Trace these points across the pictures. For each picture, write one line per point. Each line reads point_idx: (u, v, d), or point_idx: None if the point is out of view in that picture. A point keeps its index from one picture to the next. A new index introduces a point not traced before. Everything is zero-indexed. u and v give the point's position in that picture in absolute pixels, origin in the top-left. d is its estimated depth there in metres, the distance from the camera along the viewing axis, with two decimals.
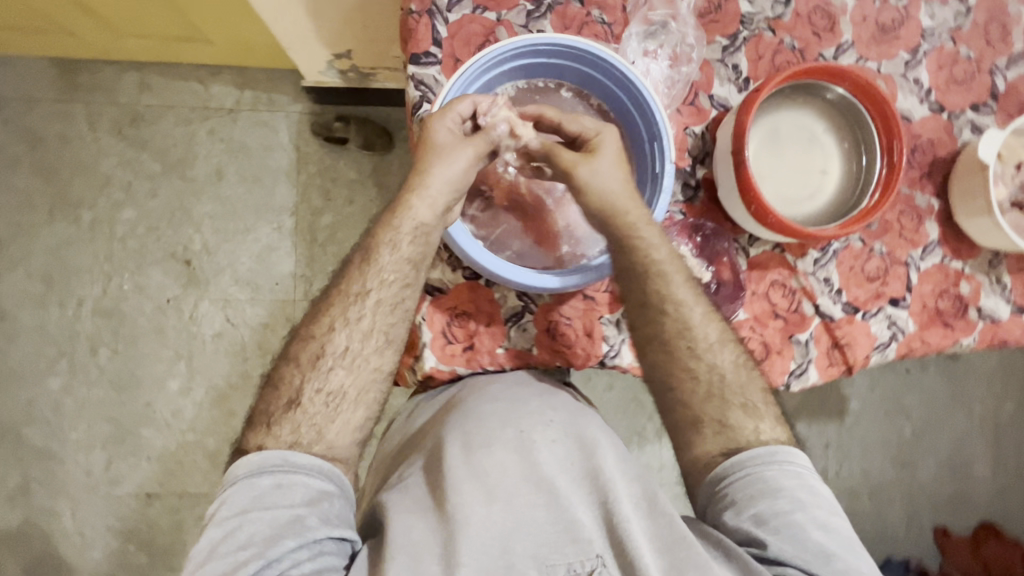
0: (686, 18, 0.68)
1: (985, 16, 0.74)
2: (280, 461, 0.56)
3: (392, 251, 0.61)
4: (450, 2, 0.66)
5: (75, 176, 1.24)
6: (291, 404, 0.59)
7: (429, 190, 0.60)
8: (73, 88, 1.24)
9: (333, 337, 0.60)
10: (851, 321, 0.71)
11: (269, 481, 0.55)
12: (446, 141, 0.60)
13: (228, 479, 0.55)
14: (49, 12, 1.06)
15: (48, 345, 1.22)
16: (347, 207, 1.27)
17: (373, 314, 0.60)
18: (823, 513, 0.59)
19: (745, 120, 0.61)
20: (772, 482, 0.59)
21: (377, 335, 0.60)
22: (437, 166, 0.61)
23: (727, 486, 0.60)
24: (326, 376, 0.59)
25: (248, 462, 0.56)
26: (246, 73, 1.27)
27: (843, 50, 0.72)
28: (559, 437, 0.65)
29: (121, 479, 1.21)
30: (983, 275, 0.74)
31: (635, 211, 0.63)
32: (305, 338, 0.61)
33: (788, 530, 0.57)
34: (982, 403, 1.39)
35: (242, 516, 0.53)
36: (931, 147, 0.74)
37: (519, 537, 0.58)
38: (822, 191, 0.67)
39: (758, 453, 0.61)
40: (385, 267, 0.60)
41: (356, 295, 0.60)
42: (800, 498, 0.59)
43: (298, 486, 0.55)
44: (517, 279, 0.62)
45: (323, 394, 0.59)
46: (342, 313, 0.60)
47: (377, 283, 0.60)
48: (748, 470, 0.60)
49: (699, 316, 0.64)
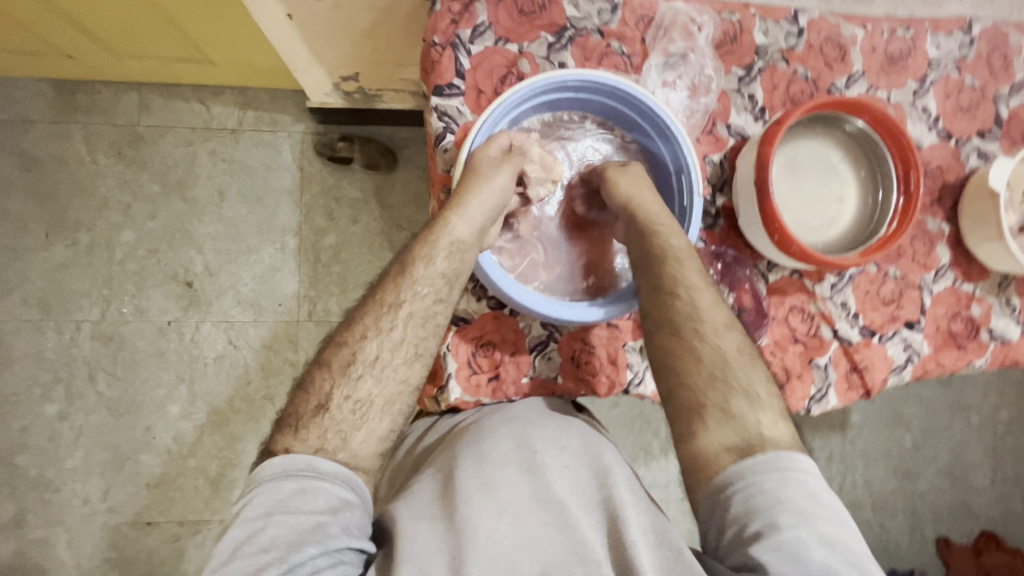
0: (703, 50, 0.70)
1: (987, 46, 0.77)
2: (306, 466, 0.52)
3: (428, 265, 0.59)
4: (473, 34, 0.67)
5: (73, 198, 1.22)
6: (319, 409, 0.55)
7: (468, 210, 0.61)
8: (71, 109, 1.22)
9: (364, 345, 0.57)
10: (868, 344, 0.72)
11: (293, 485, 0.51)
12: (485, 168, 0.62)
13: (253, 479, 0.51)
14: (50, 35, 1.04)
15: (44, 371, 1.19)
16: (350, 226, 1.27)
17: (405, 325, 0.58)
18: (829, 526, 0.50)
19: (768, 151, 0.62)
20: (769, 495, 0.50)
21: (407, 347, 0.58)
22: (477, 191, 0.61)
23: (726, 497, 0.52)
24: (356, 383, 0.56)
25: (273, 465, 0.52)
26: (248, 93, 1.26)
27: (854, 80, 0.74)
28: (575, 458, 0.59)
29: (119, 508, 1.18)
30: (993, 297, 0.76)
31: (676, 233, 0.64)
32: (338, 344, 0.58)
33: (790, 549, 0.47)
34: (979, 413, 1.42)
35: (265, 518, 0.49)
36: (940, 173, 0.76)
37: (527, 554, 0.53)
38: (840, 219, 0.68)
39: (758, 461, 0.52)
40: (420, 282, 0.59)
41: (389, 307, 0.58)
42: (802, 510, 0.50)
43: (322, 492, 0.51)
44: (545, 312, 0.63)
45: (351, 402, 0.56)
46: (375, 322, 0.58)
47: (411, 295, 0.58)
48: (743, 479, 0.52)
49: (724, 324, 0.60)
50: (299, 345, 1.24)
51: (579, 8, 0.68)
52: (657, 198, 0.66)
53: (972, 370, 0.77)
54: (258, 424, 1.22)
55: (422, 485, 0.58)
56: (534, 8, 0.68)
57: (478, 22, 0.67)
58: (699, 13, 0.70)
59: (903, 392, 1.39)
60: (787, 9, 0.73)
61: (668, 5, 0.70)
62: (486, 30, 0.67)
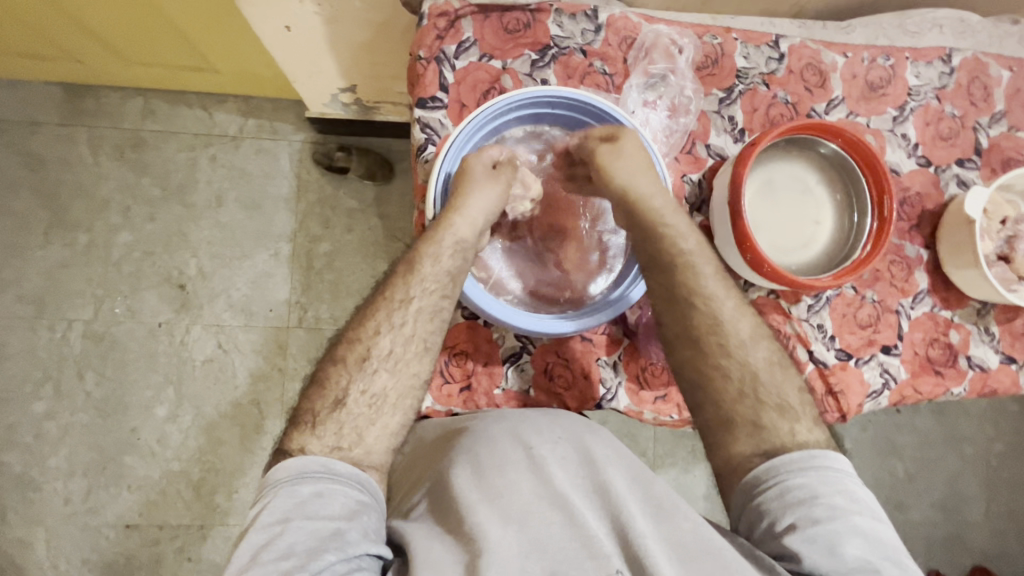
0: (683, 72, 0.72)
1: (968, 77, 0.78)
2: (320, 468, 0.49)
3: (435, 263, 0.59)
4: (458, 49, 0.68)
5: (74, 198, 1.24)
6: (336, 404, 0.53)
7: (469, 209, 0.61)
8: (77, 113, 1.25)
9: (378, 341, 0.55)
10: (844, 367, 0.72)
11: (309, 489, 0.48)
12: (480, 175, 0.62)
13: (267, 483, 0.48)
14: (58, 40, 1.07)
15: (34, 368, 1.20)
16: (345, 235, 1.28)
17: (416, 320, 0.57)
18: (864, 520, 0.49)
19: (742, 171, 0.63)
20: (804, 490, 0.50)
21: (418, 341, 0.57)
22: (472, 195, 0.61)
23: (760, 493, 0.51)
24: (371, 377, 0.54)
25: (288, 466, 0.49)
26: (251, 102, 1.29)
27: (834, 105, 0.75)
28: (569, 451, 0.56)
29: (100, 509, 1.18)
30: (971, 324, 0.76)
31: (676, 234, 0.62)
32: (351, 341, 0.56)
33: (827, 544, 0.47)
34: (973, 445, 1.40)
35: (283, 524, 0.45)
36: (920, 200, 0.76)
37: (536, 558, 0.48)
38: (816, 240, 0.69)
39: (792, 458, 0.52)
40: (428, 277, 0.58)
41: (399, 302, 0.57)
42: (839, 506, 0.49)
43: (339, 495, 0.48)
44: (516, 321, 0.62)
45: (366, 397, 0.54)
46: (387, 317, 0.56)
47: (421, 291, 0.57)
48: (781, 476, 0.51)
49: (734, 313, 0.60)
50: (288, 351, 1.24)
51: (563, 27, 0.70)
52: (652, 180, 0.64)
53: (951, 397, 0.77)
54: (243, 428, 1.22)
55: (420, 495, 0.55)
56: (518, 26, 0.69)
57: (464, 38, 0.68)
58: (681, 36, 0.72)
59: (895, 420, 1.37)
60: (769, 35, 0.74)
61: (650, 27, 0.71)
62: (471, 46, 0.68)
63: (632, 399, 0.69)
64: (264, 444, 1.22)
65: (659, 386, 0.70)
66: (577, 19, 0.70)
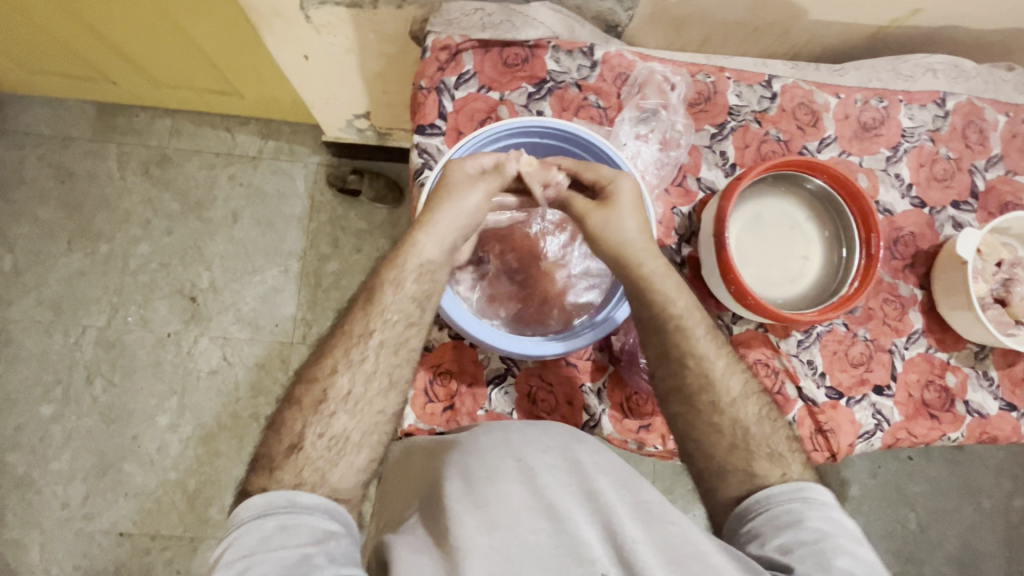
0: (676, 108, 0.74)
1: (963, 120, 0.78)
2: (284, 502, 0.49)
3: (396, 290, 0.59)
4: (458, 80, 0.71)
5: (99, 211, 1.30)
6: (292, 449, 0.53)
7: (434, 229, 0.61)
8: (109, 130, 1.32)
9: (335, 380, 0.56)
10: (835, 406, 0.71)
11: (273, 523, 0.48)
12: (461, 188, 0.62)
13: (233, 522, 0.48)
14: (94, 62, 1.14)
15: (45, 372, 1.23)
16: (352, 255, 1.31)
17: (376, 355, 0.57)
18: (852, 545, 0.49)
19: (727, 204, 0.65)
20: (794, 515, 0.51)
21: (380, 377, 0.57)
22: (446, 208, 0.61)
23: (752, 521, 0.53)
24: (329, 420, 0.55)
25: (252, 505, 0.49)
26: (271, 125, 1.35)
27: (827, 144, 0.76)
28: (559, 459, 0.54)
29: (96, 514, 1.19)
30: (969, 368, 0.75)
31: (650, 263, 0.62)
32: (308, 381, 0.57)
33: (819, 562, 0.47)
34: (991, 497, 1.33)
35: (248, 559, 0.45)
36: (914, 239, 0.76)
37: (525, 564, 0.46)
38: (804, 275, 0.70)
39: (782, 488, 0.54)
40: (389, 309, 0.58)
41: (358, 338, 0.57)
42: (826, 528, 0.50)
43: (305, 526, 0.48)
44: (500, 344, 0.63)
45: (324, 439, 0.54)
46: (344, 354, 0.57)
47: (381, 324, 0.58)
48: (768, 503, 0.53)
49: (721, 370, 0.60)
50: (290, 367, 1.26)
51: (560, 63, 0.73)
52: (637, 221, 0.63)
53: (948, 443, 0.75)
54: (241, 441, 1.23)
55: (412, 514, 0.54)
56: (517, 60, 0.72)
57: (464, 70, 0.71)
58: (674, 73, 0.74)
59: (907, 468, 1.32)
60: (762, 75, 0.76)
61: (645, 65, 0.74)
62: (471, 78, 0.72)
63: (616, 427, 0.69)
64: None
65: (644, 415, 0.69)
66: (573, 55, 0.73)
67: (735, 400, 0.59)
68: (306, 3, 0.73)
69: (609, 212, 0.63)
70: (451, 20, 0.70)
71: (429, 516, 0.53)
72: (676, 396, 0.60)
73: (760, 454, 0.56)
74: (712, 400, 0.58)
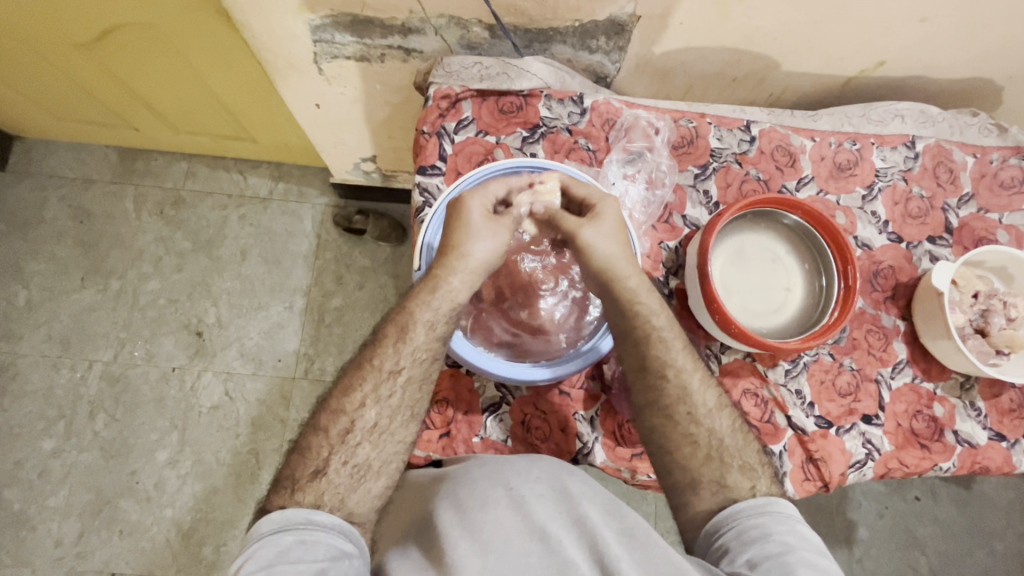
0: (660, 150, 0.79)
1: (933, 161, 0.83)
2: (302, 520, 0.51)
3: (428, 330, 0.60)
4: (458, 126, 0.77)
5: (113, 249, 1.35)
6: (316, 473, 0.56)
7: (464, 268, 0.62)
8: (129, 173, 1.40)
9: (364, 413, 0.58)
10: (825, 435, 0.72)
11: (292, 537, 0.50)
12: (479, 221, 0.63)
13: (251, 536, 0.50)
14: (120, 110, 1.22)
15: (49, 406, 1.25)
16: (356, 291, 1.36)
17: (404, 390, 0.59)
18: (814, 556, 0.51)
19: (708, 239, 0.69)
20: (759, 530, 0.53)
21: (405, 411, 0.59)
22: (470, 242, 0.62)
23: (720, 538, 0.55)
24: (353, 449, 0.57)
25: (271, 520, 0.51)
26: (282, 168, 1.42)
27: (804, 183, 0.81)
28: (549, 489, 0.55)
29: (88, 553, 1.18)
30: (956, 398, 0.76)
31: (633, 278, 0.64)
32: (335, 412, 0.58)
33: (782, 570, 0.49)
34: (1005, 541, 1.30)
35: (267, 571, 0.47)
36: (893, 272, 0.79)
37: None
38: (786, 305, 0.75)
39: (746, 504, 0.56)
40: (419, 346, 0.60)
41: (387, 373, 0.59)
42: (790, 543, 0.52)
43: (321, 543, 0.51)
44: (493, 369, 0.66)
45: (349, 467, 0.56)
46: (373, 389, 0.59)
47: (411, 359, 0.60)
48: (736, 521, 0.55)
49: (697, 383, 0.62)
50: (292, 402, 1.28)
51: (552, 109, 0.78)
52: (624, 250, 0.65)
53: (942, 473, 0.75)
54: (239, 478, 1.23)
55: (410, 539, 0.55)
56: (512, 108, 0.78)
57: (463, 117, 0.77)
58: (658, 119, 0.80)
59: (914, 508, 1.30)
60: (740, 120, 0.82)
61: (631, 111, 0.80)
62: (470, 123, 0.77)
63: (608, 455, 0.70)
64: (258, 495, 1.22)
65: (636, 443, 0.71)
66: (565, 102, 0.79)
67: (710, 410, 0.61)
68: (319, 57, 0.80)
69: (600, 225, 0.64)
70: (452, 72, 0.77)
71: (426, 536, 0.54)
72: (647, 411, 0.62)
73: (731, 466, 0.59)
74: (686, 418, 0.61)
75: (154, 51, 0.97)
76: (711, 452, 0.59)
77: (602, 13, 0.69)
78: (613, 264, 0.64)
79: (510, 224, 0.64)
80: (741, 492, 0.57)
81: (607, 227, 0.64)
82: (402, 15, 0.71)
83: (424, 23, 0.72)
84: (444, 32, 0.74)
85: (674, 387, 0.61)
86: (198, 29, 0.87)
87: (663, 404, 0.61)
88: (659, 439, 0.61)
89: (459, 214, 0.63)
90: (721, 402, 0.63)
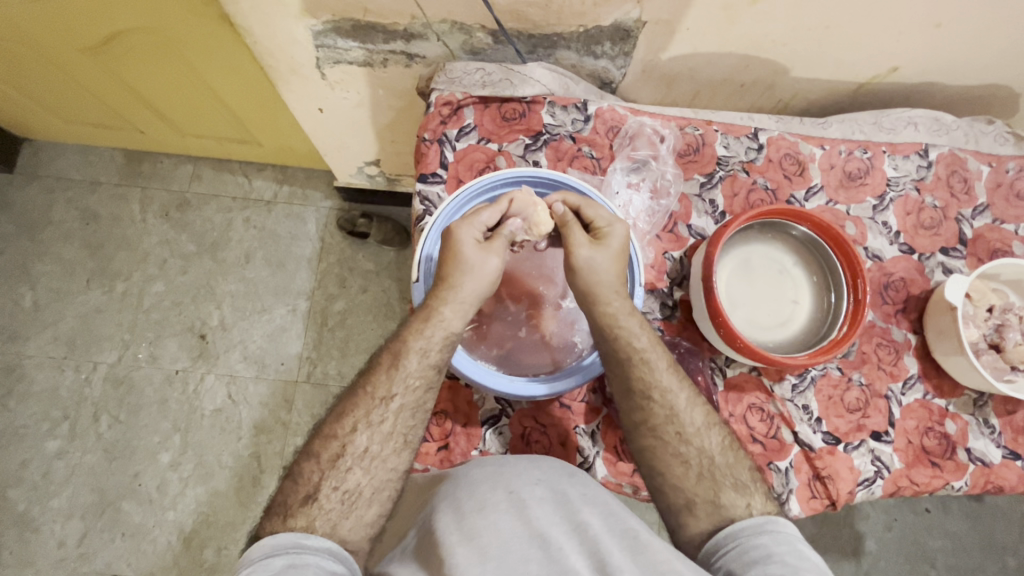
0: (666, 158, 0.78)
1: (947, 171, 0.81)
2: (291, 544, 0.50)
3: (414, 353, 0.59)
4: (459, 133, 0.76)
5: (118, 251, 1.35)
6: (307, 499, 0.54)
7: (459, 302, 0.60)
8: (135, 175, 1.40)
9: (354, 438, 0.57)
10: (833, 452, 0.70)
11: (281, 562, 0.49)
12: (473, 254, 0.61)
13: (242, 562, 0.49)
14: (126, 114, 1.22)
15: (54, 407, 1.25)
16: (359, 295, 1.35)
17: (396, 416, 0.58)
18: None
19: (714, 250, 0.67)
20: (761, 550, 0.51)
21: (397, 437, 0.58)
22: (468, 276, 0.61)
23: (721, 558, 0.53)
24: (345, 475, 0.56)
25: (262, 545, 0.50)
26: (287, 171, 1.41)
27: (813, 192, 0.79)
28: (549, 493, 0.54)
29: (90, 555, 1.18)
30: (969, 415, 0.74)
31: (615, 304, 0.62)
32: (328, 438, 0.58)
33: None
34: (1016, 556, 1.27)
35: None
36: (905, 285, 0.77)
37: None
38: (794, 319, 0.73)
39: (747, 522, 0.54)
40: (413, 374, 0.59)
41: (379, 400, 0.58)
42: (790, 563, 0.49)
43: (310, 567, 0.49)
44: (492, 384, 0.64)
45: (340, 492, 0.55)
46: (366, 416, 0.58)
47: (403, 388, 0.58)
48: (737, 540, 0.53)
49: (681, 404, 0.61)
50: (293, 406, 1.27)
51: (555, 116, 0.77)
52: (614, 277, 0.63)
53: (953, 492, 0.73)
54: (241, 481, 1.23)
55: (408, 550, 0.54)
56: (515, 115, 0.77)
57: (465, 124, 0.76)
58: (663, 126, 0.78)
59: (924, 521, 1.27)
60: (748, 127, 0.80)
61: (635, 118, 0.78)
62: (471, 131, 0.76)
63: (610, 470, 0.69)
64: (259, 499, 1.22)
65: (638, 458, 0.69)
66: (568, 109, 0.78)
67: (700, 430, 0.60)
68: (322, 62, 0.79)
69: (598, 251, 0.62)
70: (454, 78, 0.75)
71: (424, 546, 0.52)
72: (634, 428, 0.62)
73: (720, 484, 0.58)
74: (679, 435, 0.60)
75: (160, 55, 0.96)
76: (698, 470, 0.59)
77: (607, 19, 0.67)
78: (597, 284, 0.62)
79: (501, 249, 0.62)
80: (738, 504, 0.56)
81: (607, 252, 0.62)
82: (405, 21, 0.70)
83: (426, 29, 0.71)
84: (446, 38, 0.73)
85: (659, 411, 0.60)
86: (203, 33, 0.87)
87: (657, 425, 0.60)
88: (652, 452, 0.60)
89: (451, 249, 0.61)
90: (709, 419, 0.61)
